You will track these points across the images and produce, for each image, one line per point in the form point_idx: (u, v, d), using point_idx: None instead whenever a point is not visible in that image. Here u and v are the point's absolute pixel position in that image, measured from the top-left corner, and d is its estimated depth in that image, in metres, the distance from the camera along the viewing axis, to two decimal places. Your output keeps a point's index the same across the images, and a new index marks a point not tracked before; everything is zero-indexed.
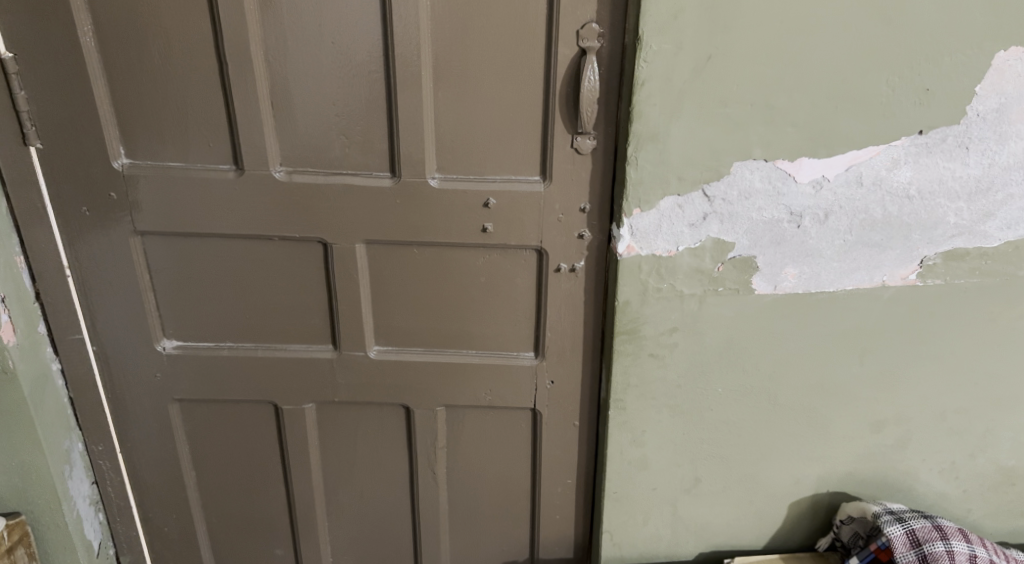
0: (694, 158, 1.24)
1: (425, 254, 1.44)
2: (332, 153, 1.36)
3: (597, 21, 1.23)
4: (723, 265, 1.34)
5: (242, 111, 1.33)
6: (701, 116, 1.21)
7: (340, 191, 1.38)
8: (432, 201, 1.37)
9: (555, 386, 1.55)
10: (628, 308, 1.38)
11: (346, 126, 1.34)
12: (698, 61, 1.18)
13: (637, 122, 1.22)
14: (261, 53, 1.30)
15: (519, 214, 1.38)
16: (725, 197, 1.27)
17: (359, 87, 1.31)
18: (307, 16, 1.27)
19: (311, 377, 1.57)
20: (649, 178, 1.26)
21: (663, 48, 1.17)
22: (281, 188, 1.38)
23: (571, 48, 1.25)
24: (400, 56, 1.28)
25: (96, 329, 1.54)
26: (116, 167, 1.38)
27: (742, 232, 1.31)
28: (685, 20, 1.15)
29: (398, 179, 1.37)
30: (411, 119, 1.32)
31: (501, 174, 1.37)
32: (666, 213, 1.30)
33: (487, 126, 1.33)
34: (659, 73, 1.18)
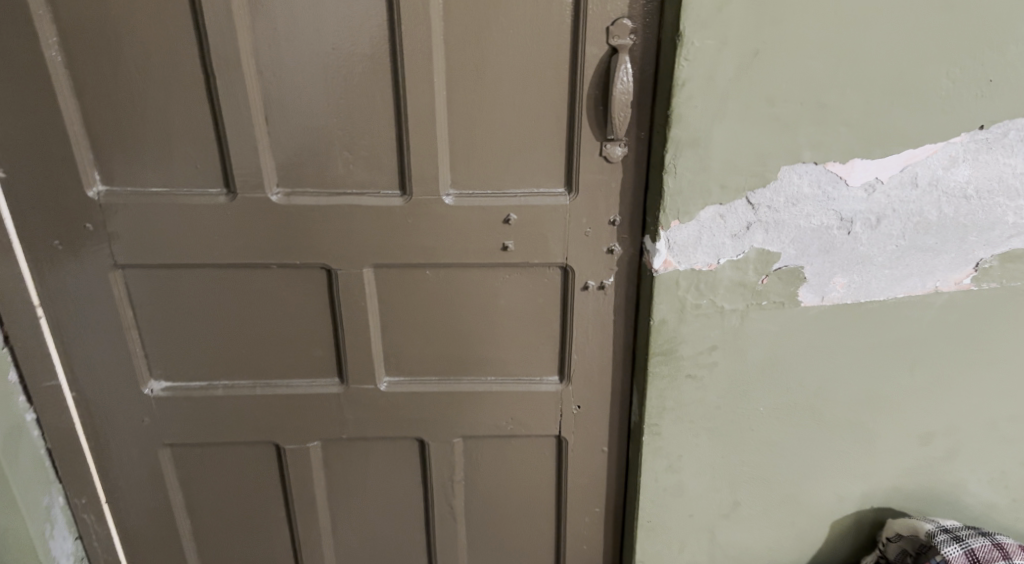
0: (739, 164, 1.13)
1: (440, 276, 1.33)
2: (335, 170, 1.23)
3: (629, 16, 1.12)
4: (767, 277, 1.24)
5: (233, 128, 1.19)
6: (747, 117, 1.10)
7: (345, 211, 1.25)
8: (447, 220, 1.26)
9: (582, 411, 1.44)
10: (664, 327, 1.28)
11: (350, 140, 1.21)
12: (745, 58, 1.07)
13: (676, 126, 1.11)
14: (253, 62, 1.16)
15: (543, 230, 1.27)
16: (771, 205, 1.17)
17: (364, 97, 1.18)
18: (304, 19, 1.14)
19: (316, 414, 1.44)
20: (688, 187, 1.15)
21: (706, 45, 1.06)
22: (279, 212, 1.24)
23: (600, 47, 1.14)
24: (410, 61, 1.15)
25: (74, 373, 1.39)
26: (90, 195, 1.23)
27: (788, 241, 1.20)
28: (731, 12, 1.04)
29: (410, 197, 1.24)
30: (424, 131, 1.19)
31: (522, 188, 1.25)
32: (707, 224, 1.19)
33: (506, 135, 1.21)
34: (701, 72, 1.07)
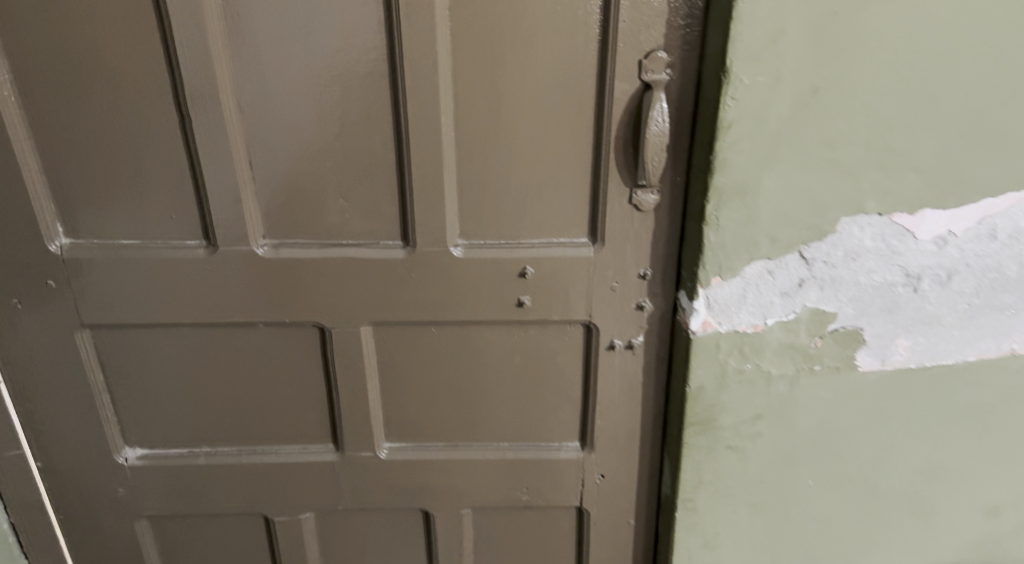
0: (792, 215, 0.99)
1: (447, 334, 1.18)
2: (328, 218, 1.08)
3: (664, 48, 0.97)
4: (822, 340, 1.09)
5: (211, 174, 1.04)
6: (803, 163, 0.95)
7: (341, 265, 1.11)
8: (455, 274, 1.12)
9: (606, 480, 1.28)
10: (702, 394, 1.13)
11: (345, 187, 1.06)
12: (802, 96, 0.92)
13: (719, 174, 0.96)
14: (233, 100, 1.01)
15: (563, 283, 1.12)
16: (827, 260, 1.02)
17: (360, 139, 1.03)
18: (291, 52, 0.98)
19: (309, 484, 1.29)
20: (732, 241, 1.01)
21: (756, 81, 0.91)
22: (266, 267, 1.10)
23: (631, 83, 0.99)
24: (413, 99, 1.00)
25: (40, 442, 1.24)
26: (52, 250, 1.09)
27: (846, 300, 1.06)
28: (787, 44, 0.89)
29: (413, 248, 1.10)
30: (429, 176, 1.05)
31: (540, 237, 1.11)
32: (753, 281, 1.04)
33: (523, 180, 1.07)
34: (751, 113, 0.93)
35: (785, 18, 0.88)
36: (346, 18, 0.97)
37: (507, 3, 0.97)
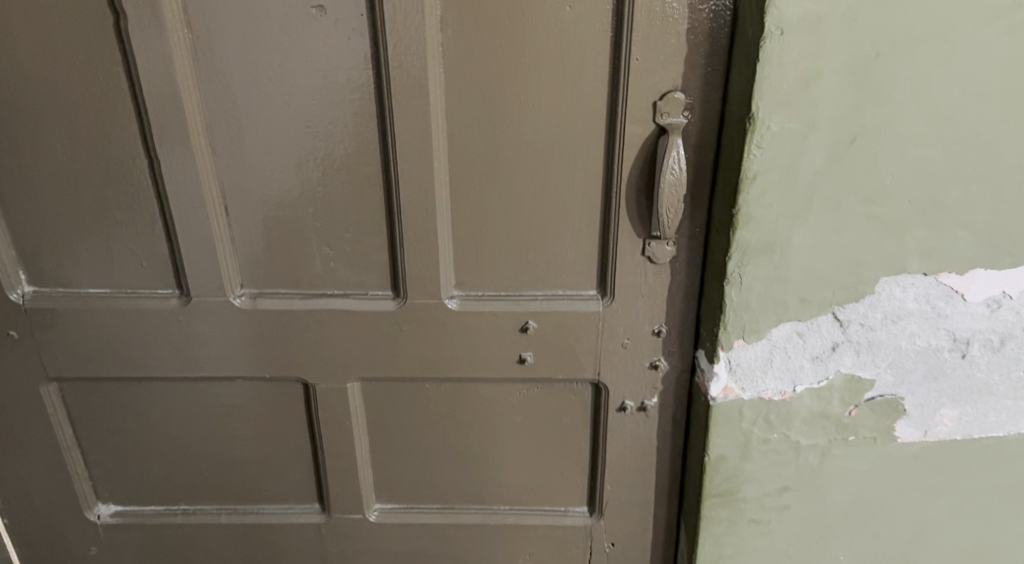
0: (825, 274, 0.88)
1: (441, 392, 1.08)
2: (312, 267, 1.00)
3: (683, 88, 0.87)
4: (857, 408, 0.98)
5: (183, 220, 0.95)
6: (838, 218, 0.85)
7: (325, 317, 1.01)
8: (450, 329, 1.02)
9: (616, 549, 1.16)
10: (723, 464, 1.01)
11: (329, 234, 0.98)
12: (838, 145, 0.82)
13: (744, 228, 0.86)
14: (206, 141, 0.92)
15: (569, 340, 1.02)
16: (864, 323, 0.92)
17: (345, 184, 0.95)
18: (268, 89, 0.90)
19: (294, 545, 1.19)
20: (758, 301, 0.90)
21: (786, 129, 0.81)
22: (244, 318, 1.01)
23: (644, 125, 0.89)
24: (403, 141, 0.91)
25: (7, 498, 1.16)
26: (12, 298, 1.00)
27: (884, 366, 0.95)
28: (822, 88, 0.79)
29: (404, 299, 1.01)
30: (421, 224, 0.95)
31: (543, 289, 1.01)
32: (780, 344, 0.93)
33: (525, 228, 0.97)
34: (780, 162, 0.82)
35: (822, 59, 0.78)
36: (328, 54, 0.88)
37: (506, 38, 0.87)
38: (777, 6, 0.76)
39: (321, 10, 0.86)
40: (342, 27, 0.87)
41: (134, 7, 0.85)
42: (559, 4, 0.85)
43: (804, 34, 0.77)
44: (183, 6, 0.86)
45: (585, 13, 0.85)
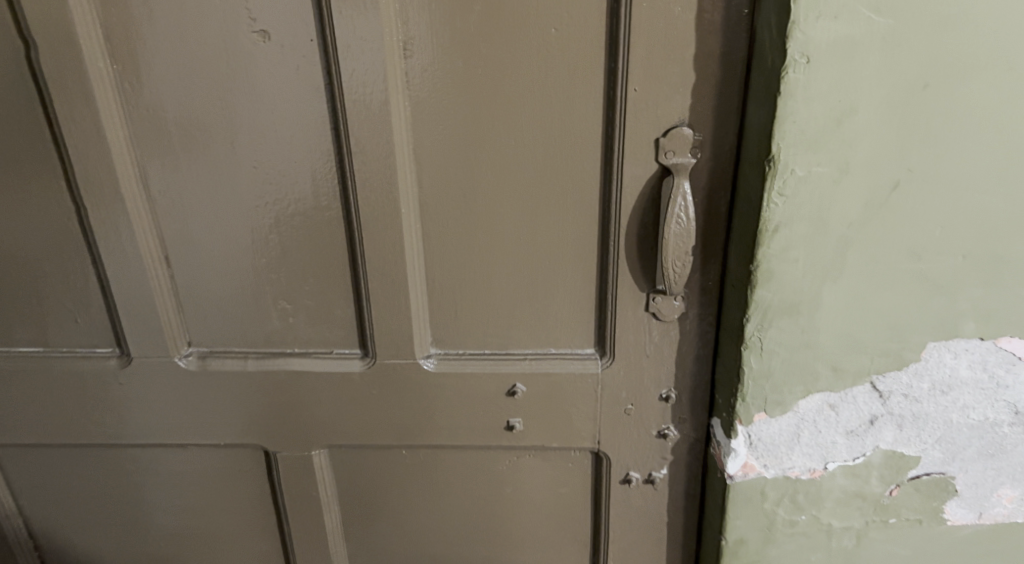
0: (861, 338, 0.75)
1: (420, 461, 0.95)
2: (268, 323, 0.88)
3: (690, 122, 0.73)
4: (899, 488, 0.84)
5: (118, 273, 0.84)
6: (876, 275, 0.72)
7: (283, 379, 0.89)
8: (426, 392, 0.89)
9: None
10: (743, 550, 0.87)
11: (286, 286, 0.85)
12: (877, 192, 0.68)
13: (763, 287, 0.73)
14: (139, 185, 0.81)
15: (563, 406, 0.89)
16: (908, 393, 0.78)
17: (300, 231, 0.82)
18: (206, 126, 0.78)
19: None
20: (781, 370, 0.77)
21: (813, 173, 0.67)
22: (192, 381, 0.90)
23: (645, 165, 0.76)
24: (365, 184, 0.79)
25: None
26: None
27: (931, 442, 0.81)
28: (857, 126, 0.65)
29: (372, 359, 0.88)
30: (389, 277, 0.83)
31: (532, 349, 0.88)
32: (809, 418, 0.80)
33: (508, 280, 0.84)
34: (807, 212, 0.69)
35: (857, 92, 0.64)
36: (275, 85, 0.76)
37: (480, 66, 0.74)
38: (802, 29, 0.62)
39: (264, 36, 0.74)
40: (289, 54, 0.74)
41: (49, 36, 0.74)
42: (543, 26, 0.72)
43: (836, 62, 0.63)
44: (105, 35, 0.75)
45: (573, 36, 0.72)
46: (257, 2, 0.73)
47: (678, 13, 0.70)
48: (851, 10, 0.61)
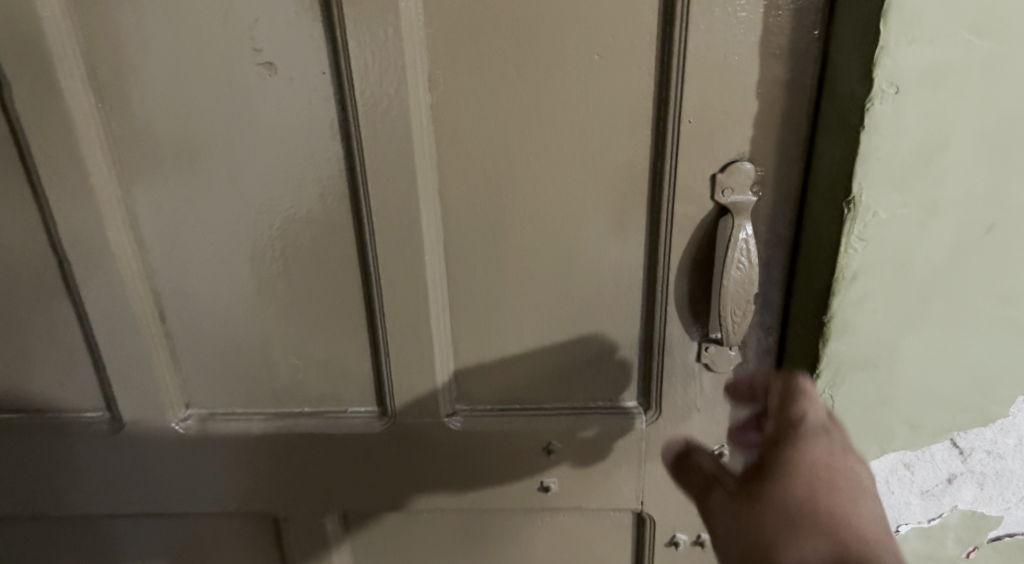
0: (943, 393, 0.67)
1: (444, 524, 0.86)
2: (277, 381, 0.79)
3: (750, 156, 0.66)
4: (977, 551, 0.76)
5: (108, 332, 0.75)
6: (962, 325, 0.64)
7: (294, 442, 0.81)
8: (453, 453, 0.81)
9: None
10: None
11: (295, 341, 0.77)
12: (968, 234, 0.60)
13: (836, 340, 0.65)
14: (129, 235, 0.72)
15: (604, 464, 0.81)
16: (991, 450, 0.70)
17: (311, 281, 0.74)
18: (204, 168, 0.69)
19: None
20: (853, 429, 0.69)
21: (897, 215, 0.59)
22: (192, 446, 0.81)
23: (700, 203, 0.68)
24: (385, 229, 0.70)
25: None
26: None
27: (1015, 501, 0.73)
28: (948, 163, 0.58)
29: (392, 419, 0.80)
30: (411, 330, 0.75)
31: (569, 403, 0.79)
32: (882, 479, 0.71)
33: (544, 330, 0.76)
34: (888, 257, 0.61)
35: (950, 124, 0.56)
36: (282, 122, 0.67)
37: (514, 98, 0.66)
38: (892, 55, 0.54)
39: (270, 68, 0.65)
40: (299, 87, 0.66)
41: (26, 72, 0.65)
42: (585, 52, 0.64)
43: (927, 92, 0.55)
44: (88, 70, 0.66)
45: (619, 62, 0.64)
46: (262, 31, 0.64)
47: (740, 36, 0.62)
48: (947, 33, 0.54)
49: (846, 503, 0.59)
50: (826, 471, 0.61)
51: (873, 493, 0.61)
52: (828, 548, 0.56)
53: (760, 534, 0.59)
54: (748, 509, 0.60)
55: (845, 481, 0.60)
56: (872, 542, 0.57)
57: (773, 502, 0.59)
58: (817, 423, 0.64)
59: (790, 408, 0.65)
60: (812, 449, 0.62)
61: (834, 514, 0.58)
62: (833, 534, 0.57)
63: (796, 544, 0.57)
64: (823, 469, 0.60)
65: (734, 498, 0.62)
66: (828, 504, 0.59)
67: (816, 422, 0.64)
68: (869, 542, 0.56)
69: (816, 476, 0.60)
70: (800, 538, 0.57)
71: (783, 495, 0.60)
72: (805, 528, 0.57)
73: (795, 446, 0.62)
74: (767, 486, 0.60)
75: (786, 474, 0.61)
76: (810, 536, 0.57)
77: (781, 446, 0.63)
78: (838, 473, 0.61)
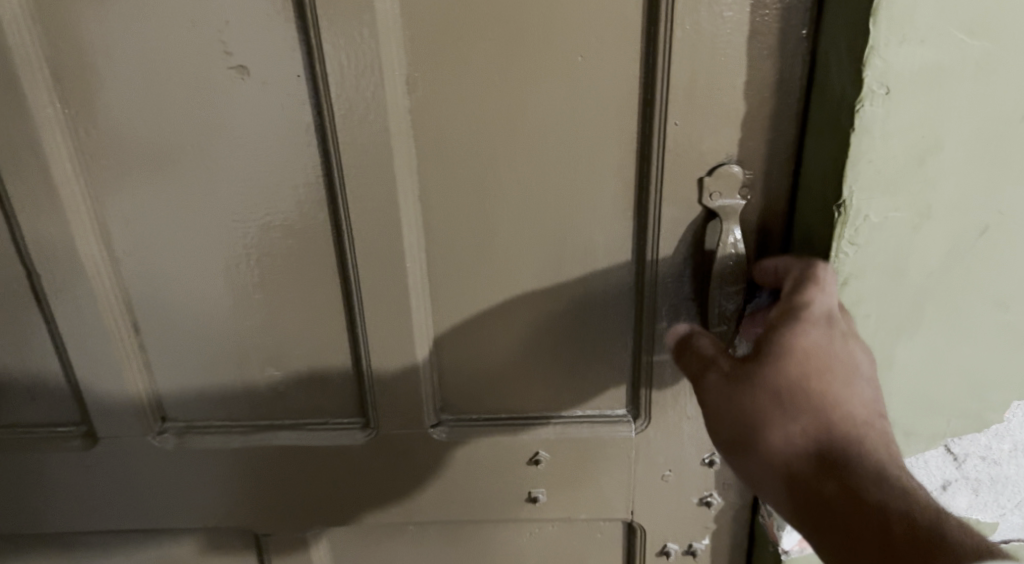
0: (937, 399, 0.66)
1: (430, 536, 0.85)
2: (256, 394, 0.77)
3: (738, 159, 0.65)
4: None
5: (80, 345, 0.73)
6: (956, 329, 0.63)
7: (274, 456, 0.79)
8: (438, 465, 0.79)
9: None
10: None
11: (274, 353, 0.75)
12: (962, 237, 0.59)
13: None
14: (100, 245, 0.70)
15: (593, 474, 0.79)
16: (986, 456, 0.69)
17: (290, 291, 0.72)
18: (176, 176, 0.67)
19: None
20: None
21: (889, 219, 0.58)
22: (170, 461, 0.79)
23: (688, 208, 0.66)
24: (365, 237, 0.68)
25: None
26: None
27: (1010, 507, 0.72)
28: (942, 165, 0.56)
29: (375, 431, 0.78)
30: (394, 340, 0.73)
31: (557, 413, 0.77)
32: None
33: (529, 338, 0.74)
34: (881, 261, 0.60)
35: (944, 125, 0.55)
36: (256, 128, 0.65)
37: (495, 101, 0.64)
38: (882, 56, 0.53)
39: (242, 72, 0.63)
40: (273, 91, 0.64)
41: None
42: (568, 54, 0.62)
43: (919, 93, 0.54)
44: (53, 76, 0.64)
45: (603, 64, 0.63)
46: (233, 34, 0.62)
47: (726, 36, 0.60)
48: (940, 33, 0.52)
49: (841, 385, 0.56)
50: (825, 353, 0.56)
51: (869, 381, 0.57)
52: (812, 434, 0.55)
53: (749, 416, 0.56)
54: (738, 389, 0.57)
55: (846, 363, 0.56)
56: (861, 426, 0.55)
57: (765, 387, 0.56)
58: (824, 304, 0.58)
59: (798, 290, 0.59)
60: (815, 331, 0.57)
61: (826, 399, 0.56)
62: (822, 419, 0.55)
63: (782, 430, 0.55)
64: (823, 353, 0.56)
65: (728, 378, 0.58)
66: (822, 389, 0.56)
67: (819, 298, 0.58)
68: (858, 429, 0.55)
69: (816, 361, 0.56)
70: (788, 422, 0.55)
71: (777, 379, 0.56)
72: (794, 413, 0.55)
73: (796, 327, 0.57)
74: (761, 369, 0.56)
75: (782, 355, 0.56)
76: (798, 423, 0.55)
77: (781, 323, 0.58)
78: (838, 354, 0.57)
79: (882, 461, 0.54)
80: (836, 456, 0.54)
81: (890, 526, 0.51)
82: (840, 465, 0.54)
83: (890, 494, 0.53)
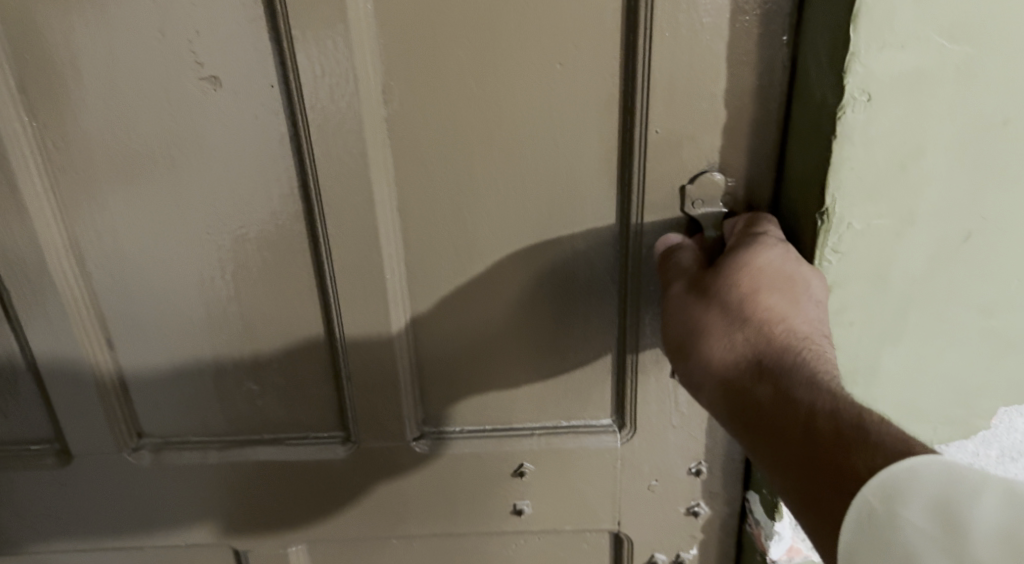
0: (924, 407, 0.65)
1: (414, 550, 0.83)
2: (234, 408, 0.75)
3: (720, 166, 0.64)
4: None
5: (53, 360, 0.72)
6: (942, 335, 0.62)
7: (253, 471, 0.77)
8: (420, 478, 0.78)
9: None
10: None
11: (252, 366, 0.73)
12: (946, 242, 0.58)
13: None
14: (71, 259, 0.69)
15: (578, 485, 0.78)
16: (973, 463, 0.68)
17: (267, 303, 0.71)
18: (148, 188, 0.66)
19: None
20: None
21: (872, 226, 0.57)
22: (146, 477, 0.77)
23: (669, 216, 0.66)
24: (341, 247, 0.67)
25: None
26: None
27: None
28: (924, 170, 0.55)
29: (355, 444, 0.76)
30: (373, 351, 0.71)
31: (540, 424, 0.76)
32: None
33: (511, 348, 0.73)
34: (864, 268, 0.59)
35: (926, 130, 0.54)
36: (230, 138, 0.64)
37: (473, 109, 0.63)
38: (863, 62, 0.52)
39: (214, 82, 0.62)
40: (246, 101, 0.63)
41: None
42: (546, 61, 0.61)
43: (900, 99, 0.53)
44: (19, 86, 0.62)
45: (583, 71, 0.62)
46: (203, 43, 0.61)
47: (706, 42, 0.60)
48: (920, 38, 0.51)
49: (789, 303, 0.56)
50: (777, 272, 0.57)
51: (821, 308, 0.57)
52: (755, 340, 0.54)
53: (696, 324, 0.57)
54: (692, 301, 0.58)
55: (796, 281, 0.57)
56: (805, 340, 0.54)
57: (715, 298, 0.57)
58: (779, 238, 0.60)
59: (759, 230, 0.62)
60: (767, 252, 0.58)
61: (772, 311, 0.55)
62: (766, 326, 0.55)
63: (724, 335, 0.55)
64: (772, 267, 0.57)
65: (685, 296, 0.59)
66: (769, 302, 0.56)
67: (776, 236, 0.60)
68: (800, 338, 0.54)
69: (765, 274, 0.57)
70: (732, 327, 0.55)
71: (727, 289, 0.57)
72: (738, 321, 0.55)
73: (751, 247, 0.59)
74: (715, 282, 0.58)
75: (734, 268, 0.57)
76: (741, 329, 0.55)
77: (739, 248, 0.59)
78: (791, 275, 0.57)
79: (820, 366, 0.52)
80: (773, 359, 0.53)
81: (815, 419, 0.49)
82: (776, 367, 0.53)
83: (821, 389, 0.50)
